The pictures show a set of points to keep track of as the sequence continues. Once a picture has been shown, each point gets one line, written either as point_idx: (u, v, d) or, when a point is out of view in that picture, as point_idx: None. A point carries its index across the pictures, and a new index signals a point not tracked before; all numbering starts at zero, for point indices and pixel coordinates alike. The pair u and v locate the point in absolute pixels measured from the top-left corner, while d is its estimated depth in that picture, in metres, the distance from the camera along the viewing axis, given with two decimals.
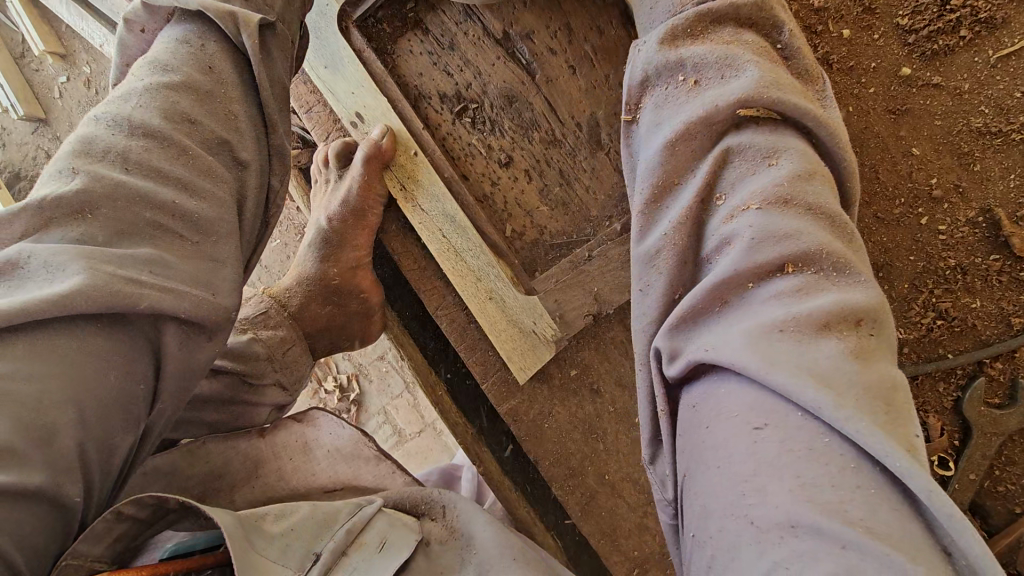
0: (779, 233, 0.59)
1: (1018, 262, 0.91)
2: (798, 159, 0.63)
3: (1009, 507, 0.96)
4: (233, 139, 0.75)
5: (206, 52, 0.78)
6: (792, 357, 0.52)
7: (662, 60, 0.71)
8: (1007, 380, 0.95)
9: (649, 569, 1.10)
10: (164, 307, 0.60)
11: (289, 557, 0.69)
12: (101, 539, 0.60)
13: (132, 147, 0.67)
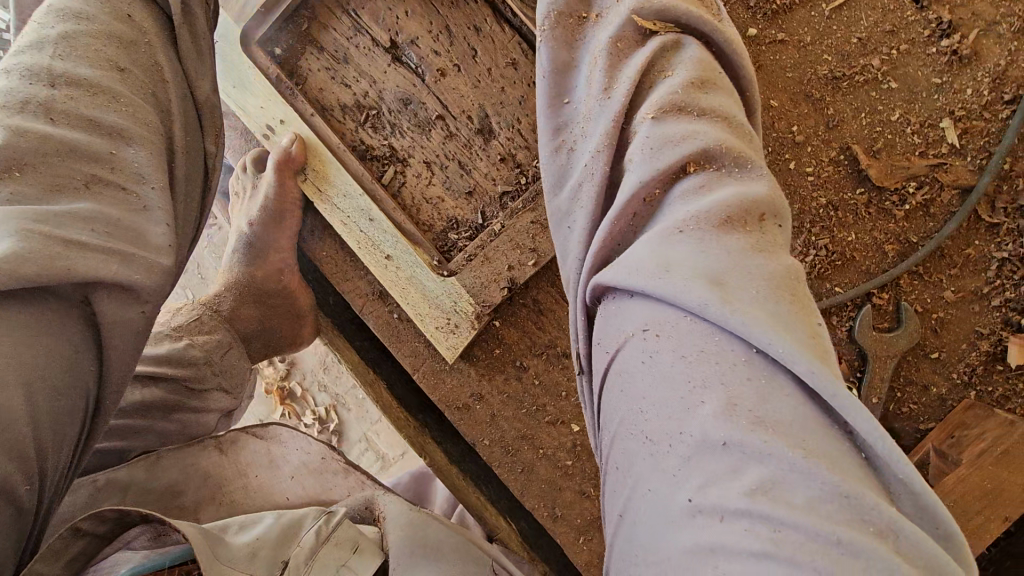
0: (679, 140, 0.65)
1: (883, 193, 0.98)
2: (691, 67, 0.71)
3: (916, 426, 1.00)
4: (160, 91, 0.79)
5: (122, 1, 0.80)
6: (683, 267, 0.56)
7: None
8: (893, 305, 0.99)
9: (594, 536, 1.12)
10: (104, 274, 0.62)
11: (254, 564, 0.74)
12: (59, 556, 0.66)
13: (57, 100, 0.69)
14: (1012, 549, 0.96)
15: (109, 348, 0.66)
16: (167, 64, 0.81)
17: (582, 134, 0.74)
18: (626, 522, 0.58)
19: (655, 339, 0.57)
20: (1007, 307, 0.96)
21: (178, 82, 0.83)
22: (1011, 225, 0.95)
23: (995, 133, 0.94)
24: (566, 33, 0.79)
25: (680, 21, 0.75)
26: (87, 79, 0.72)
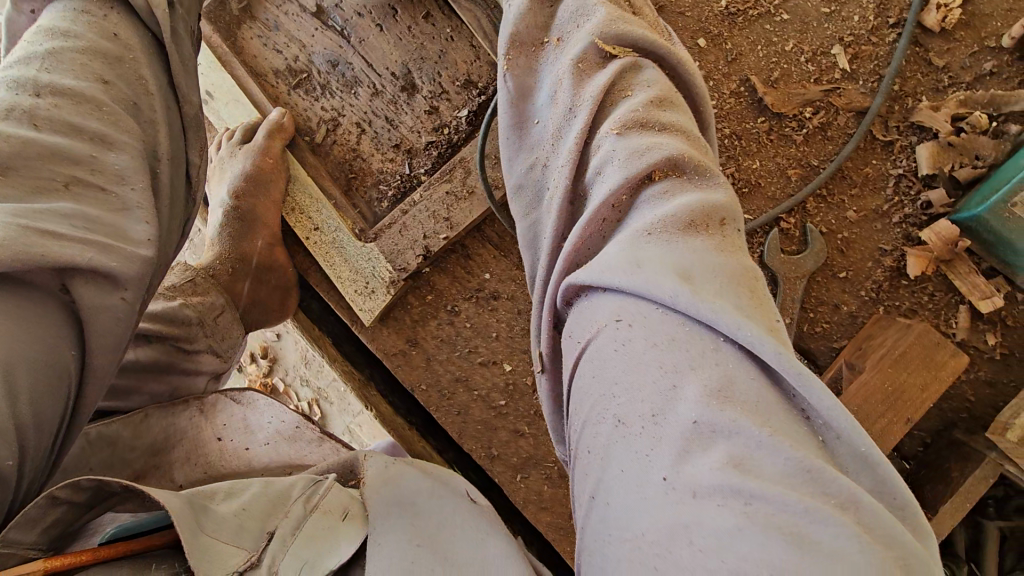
0: (643, 147, 0.66)
1: (783, 120, 1.02)
2: (652, 87, 0.73)
3: (829, 345, 1.03)
4: (144, 105, 0.69)
5: (105, 19, 0.71)
6: (652, 264, 0.57)
7: (527, 23, 0.82)
8: (800, 228, 1.03)
9: (531, 473, 1.15)
10: (95, 261, 0.54)
11: (242, 534, 0.60)
12: (35, 525, 0.53)
13: (39, 105, 0.60)
14: (926, 457, 1.00)
15: (96, 333, 0.56)
16: (151, 76, 0.72)
17: (552, 149, 0.76)
18: (586, 520, 0.54)
19: (625, 327, 0.56)
20: (907, 222, 1.00)
21: (164, 94, 0.73)
22: (905, 141, 0.99)
23: (883, 56, 0.99)
24: (527, 62, 0.82)
25: (638, 45, 0.76)
26: (76, 90, 0.63)
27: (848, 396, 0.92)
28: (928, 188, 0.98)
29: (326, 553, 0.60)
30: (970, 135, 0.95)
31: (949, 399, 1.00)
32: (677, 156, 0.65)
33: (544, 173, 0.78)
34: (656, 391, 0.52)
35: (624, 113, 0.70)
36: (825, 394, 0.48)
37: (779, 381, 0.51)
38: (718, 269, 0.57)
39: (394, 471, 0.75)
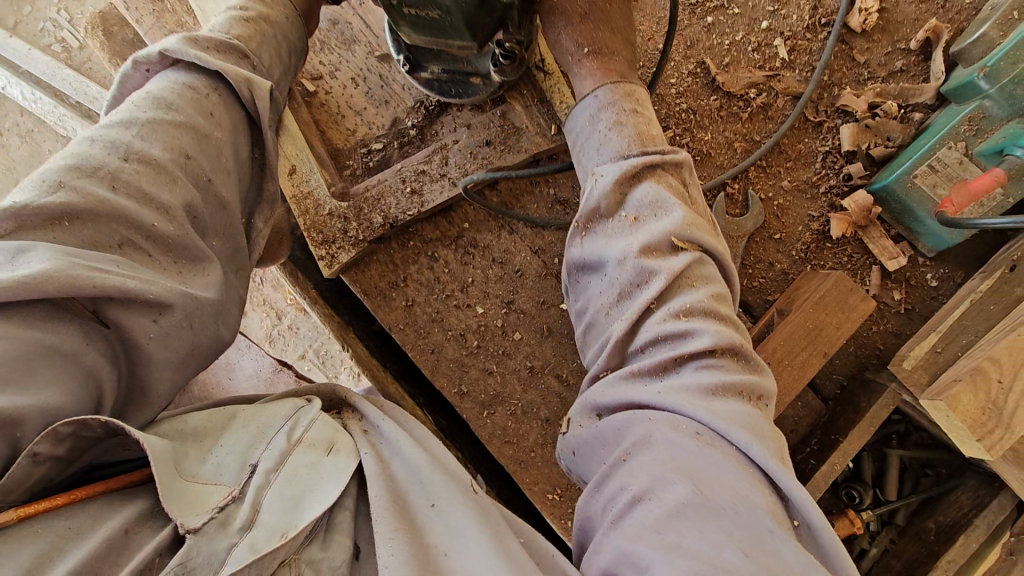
0: (710, 334, 0.70)
1: (732, 100, 1.18)
2: (712, 283, 0.77)
3: (764, 298, 1.18)
4: (217, 182, 0.74)
5: (207, 98, 0.77)
6: (727, 412, 0.64)
7: (608, 195, 0.81)
8: (742, 195, 1.18)
9: (497, 410, 1.24)
10: (135, 290, 0.59)
11: (221, 474, 0.65)
12: (14, 490, 0.55)
13: (124, 170, 0.64)
14: (842, 396, 1.15)
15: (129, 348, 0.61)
16: (234, 161, 0.78)
17: (612, 306, 0.78)
18: (616, 560, 0.58)
19: (698, 441, 0.62)
20: (832, 192, 1.16)
21: (239, 170, 0.79)
22: (832, 122, 1.16)
23: (816, 50, 1.16)
24: (596, 227, 0.83)
25: (703, 247, 0.78)
26: (156, 160, 0.67)
27: (776, 333, 1.06)
28: (849, 163, 1.16)
29: (311, 493, 0.65)
30: (883, 119, 1.13)
31: (861, 346, 1.17)
32: (732, 346, 0.71)
33: (600, 322, 0.80)
34: (726, 495, 0.58)
35: (689, 300, 0.74)
36: (845, 561, 0.58)
37: (806, 539, 0.60)
38: (767, 432, 0.66)
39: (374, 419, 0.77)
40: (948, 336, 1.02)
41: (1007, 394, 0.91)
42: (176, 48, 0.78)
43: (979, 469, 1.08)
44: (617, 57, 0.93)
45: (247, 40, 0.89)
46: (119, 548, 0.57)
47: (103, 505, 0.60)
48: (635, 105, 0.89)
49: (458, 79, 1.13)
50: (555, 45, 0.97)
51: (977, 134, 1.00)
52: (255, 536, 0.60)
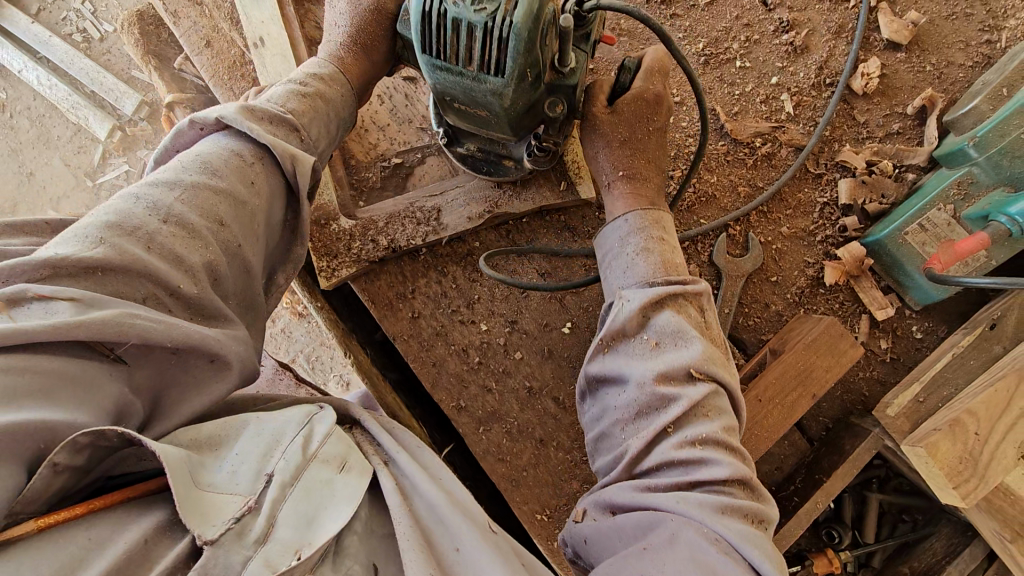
0: (721, 464, 0.74)
1: (738, 147, 1.24)
2: (723, 415, 0.81)
3: (758, 337, 1.23)
4: (247, 249, 0.75)
5: (251, 167, 0.80)
6: (738, 528, 0.68)
7: (632, 319, 0.86)
8: (743, 237, 1.24)
9: (493, 426, 1.26)
10: (154, 338, 0.59)
11: (235, 482, 0.62)
12: (39, 497, 0.52)
13: (160, 231, 0.66)
14: (826, 437, 1.20)
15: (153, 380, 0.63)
16: (264, 227, 0.80)
17: (628, 421, 0.81)
18: None
19: (716, 546, 0.65)
20: (827, 241, 1.22)
21: (267, 235, 0.81)
22: (830, 176, 1.23)
23: (820, 107, 1.23)
24: (618, 347, 0.88)
25: (718, 379, 0.83)
26: (192, 223, 0.69)
27: (769, 372, 1.11)
28: (845, 215, 1.22)
29: (326, 509, 0.63)
30: (878, 177, 1.20)
31: (848, 391, 1.21)
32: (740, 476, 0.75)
33: (613, 435, 0.83)
34: None
35: (703, 430, 0.77)
36: None
37: None
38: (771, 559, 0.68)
39: (392, 449, 0.73)
40: (930, 387, 1.07)
41: (982, 445, 0.97)
42: (231, 117, 0.82)
43: (954, 518, 1.12)
44: (648, 183, 1.04)
45: (300, 114, 0.93)
46: (139, 559, 0.54)
47: (121, 514, 0.57)
48: (661, 232, 0.98)
49: (492, 159, 1.20)
50: (593, 155, 1.07)
51: (966, 198, 1.08)
52: (269, 551, 0.57)
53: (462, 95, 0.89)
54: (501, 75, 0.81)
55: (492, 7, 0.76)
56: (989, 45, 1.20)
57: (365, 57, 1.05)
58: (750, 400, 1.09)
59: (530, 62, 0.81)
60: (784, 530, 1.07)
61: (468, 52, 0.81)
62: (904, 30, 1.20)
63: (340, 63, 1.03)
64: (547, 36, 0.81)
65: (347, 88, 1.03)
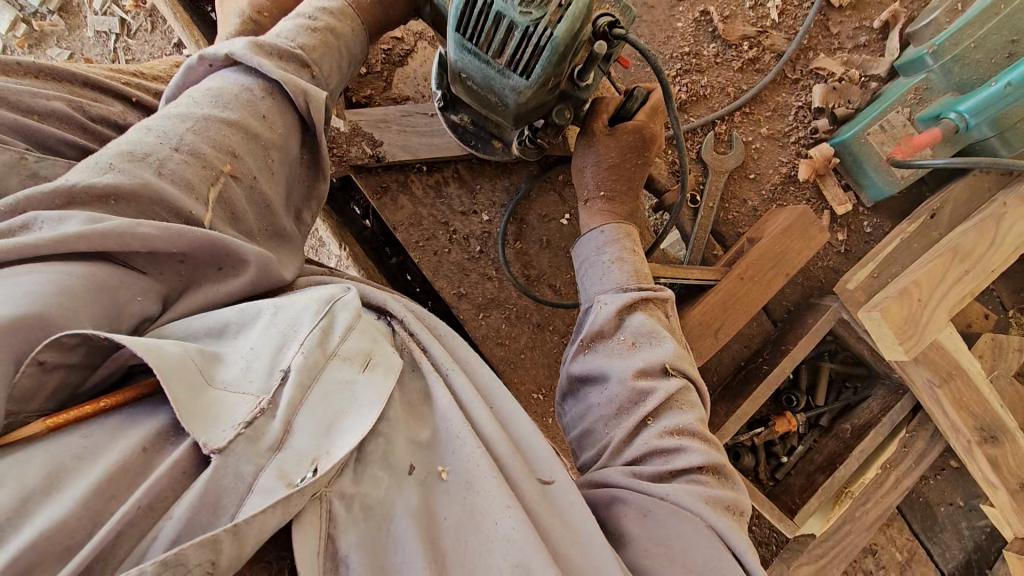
0: (701, 452, 0.78)
1: (727, 50, 1.33)
2: (694, 410, 0.86)
3: (736, 231, 1.36)
4: (263, 185, 0.74)
5: (261, 102, 0.76)
6: (712, 501, 0.72)
7: (610, 320, 0.92)
8: (728, 137, 1.34)
9: (492, 312, 1.33)
10: (159, 246, 0.59)
11: (250, 378, 0.57)
12: (33, 397, 0.50)
13: (172, 159, 0.65)
14: (787, 319, 1.37)
15: (175, 286, 0.64)
16: (281, 164, 0.78)
17: (611, 417, 0.85)
18: None
19: (696, 527, 0.68)
20: (799, 143, 1.35)
21: (285, 170, 0.79)
22: (805, 82, 1.34)
23: (800, 16, 1.33)
24: (595, 349, 0.92)
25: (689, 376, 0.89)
26: (202, 151, 0.67)
27: (751, 253, 1.22)
28: (817, 118, 1.34)
29: (346, 415, 0.59)
30: (846, 84, 1.32)
31: (807, 278, 1.38)
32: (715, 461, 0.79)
33: (598, 431, 0.86)
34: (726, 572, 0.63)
35: (679, 422, 0.82)
36: None
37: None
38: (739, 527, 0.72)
39: (446, 365, 0.70)
40: (883, 265, 1.23)
41: (922, 308, 1.15)
42: (242, 53, 0.77)
43: (886, 381, 1.31)
44: (624, 203, 1.11)
45: (310, 51, 0.87)
46: (140, 469, 0.50)
47: (120, 421, 0.54)
48: (632, 243, 1.05)
49: (482, 135, 1.13)
50: (580, 170, 1.12)
51: (920, 102, 1.22)
52: (284, 459, 0.53)
53: (478, 79, 0.90)
54: (526, 77, 0.83)
55: (538, 13, 0.77)
56: None
57: (381, 8, 1.01)
58: (733, 278, 1.21)
59: (556, 72, 0.83)
60: (757, 390, 1.21)
61: (501, 47, 0.83)
62: None
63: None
64: (578, 51, 0.84)
65: (357, 24, 0.98)
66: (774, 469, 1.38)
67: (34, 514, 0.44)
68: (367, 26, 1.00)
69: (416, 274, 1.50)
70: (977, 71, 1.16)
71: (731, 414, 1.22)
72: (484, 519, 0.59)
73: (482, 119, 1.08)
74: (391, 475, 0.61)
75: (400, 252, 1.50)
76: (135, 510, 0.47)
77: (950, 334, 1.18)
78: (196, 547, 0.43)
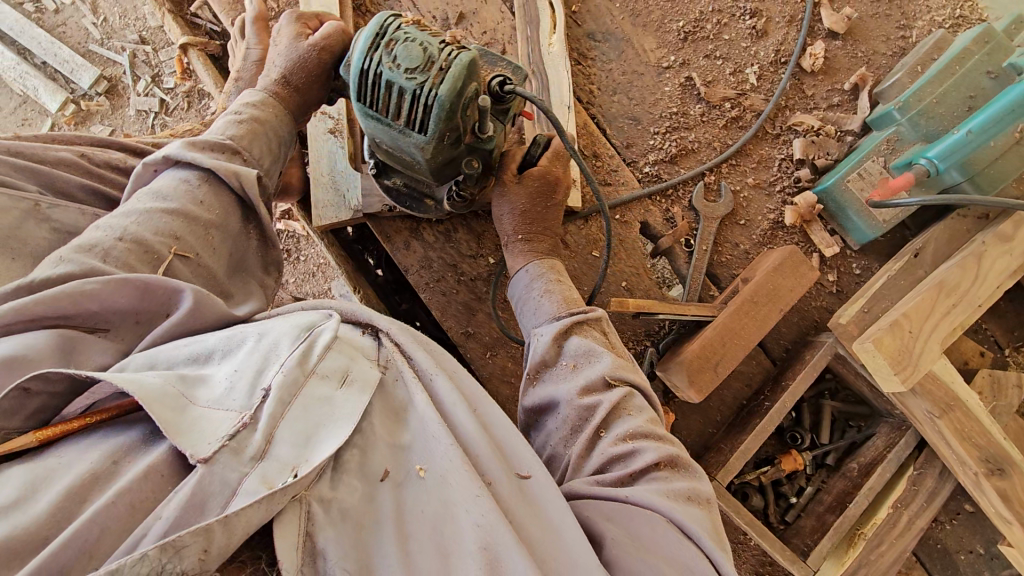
0: (659, 451, 0.82)
1: (712, 109, 1.46)
2: (646, 412, 0.90)
3: (730, 272, 1.43)
4: (204, 260, 0.88)
5: (197, 188, 0.91)
6: (673, 498, 0.76)
7: (549, 346, 0.98)
8: (716, 186, 1.44)
9: (498, 351, 1.38)
10: (103, 299, 0.71)
11: (231, 399, 0.62)
12: (16, 413, 0.61)
13: (116, 247, 0.78)
14: (786, 358, 1.40)
15: (134, 343, 0.74)
16: (220, 239, 0.91)
17: (567, 437, 0.89)
18: None
19: (658, 526, 0.71)
20: (785, 192, 1.44)
21: (228, 242, 0.93)
22: (785, 137, 1.46)
23: (777, 81, 1.47)
24: (542, 376, 0.97)
25: (634, 381, 0.94)
26: (145, 239, 0.81)
27: (743, 291, 1.28)
28: (798, 169, 1.45)
29: (324, 427, 0.63)
30: (824, 138, 1.44)
31: (803, 318, 1.42)
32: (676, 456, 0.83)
33: (559, 454, 0.89)
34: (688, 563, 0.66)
35: (632, 426, 0.86)
36: None
37: None
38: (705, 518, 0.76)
39: (431, 371, 0.73)
40: (872, 301, 1.27)
41: (914, 339, 1.19)
42: (177, 153, 0.93)
43: (889, 419, 1.32)
44: (545, 242, 1.19)
45: (241, 138, 1.02)
46: (106, 477, 0.57)
47: (96, 437, 0.62)
48: (558, 275, 1.14)
49: (415, 196, 1.24)
50: (499, 216, 1.20)
51: (893, 152, 1.32)
52: (267, 467, 0.57)
53: (388, 142, 1.01)
54: (423, 133, 0.94)
55: (422, 77, 0.90)
56: (904, 38, 1.46)
57: (300, 94, 1.15)
58: (728, 314, 1.26)
59: (451, 128, 0.93)
60: (759, 428, 1.23)
61: (397, 109, 0.94)
62: (842, 22, 1.45)
63: (273, 91, 1.13)
64: (469, 109, 0.94)
65: (283, 111, 1.12)
66: (784, 511, 1.37)
67: (14, 516, 0.52)
68: (292, 110, 1.15)
69: (425, 319, 1.56)
70: (945, 122, 1.27)
71: (734, 451, 1.24)
72: (459, 513, 0.62)
73: (412, 181, 1.20)
74: (366, 483, 0.64)
75: (408, 299, 1.57)
76: (111, 504, 0.53)
77: (945, 366, 1.21)
78: (192, 534, 0.49)
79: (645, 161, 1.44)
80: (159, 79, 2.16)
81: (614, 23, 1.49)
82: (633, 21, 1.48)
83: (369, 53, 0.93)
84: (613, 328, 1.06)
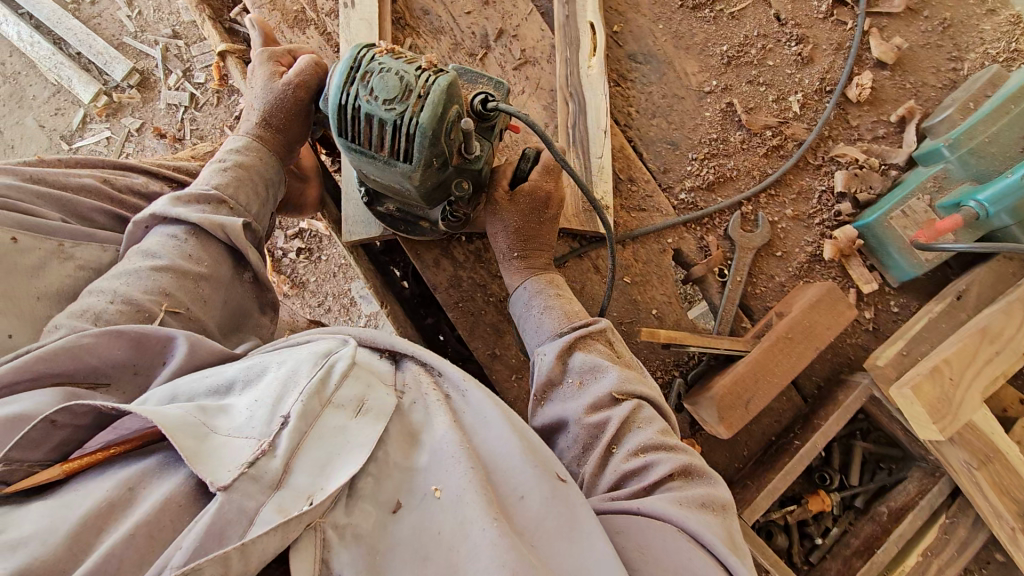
0: (674, 463, 0.81)
1: (753, 137, 1.43)
2: (659, 425, 0.89)
3: (764, 305, 1.40)
4: (198, 313, 0.93)
5: (186, 243, 0.95)
6: (685, 507, 0.75)
7: (552, 364, 0.97)
8: (754, 216, 1.41)
9: (524, 374, 1.36)
10: (98, 351, 0.74)
11: (252, 425, 0.61)
12: (40, 445, 0.61)
13: (107, 310, 0.83)
14: (817, 394, 1.38)
15: (134, 394, 0.77)
16: (212, 291, 0.96)
17: (579, 456, 0.87)
18: None
19: (670, 534, 0.70)
20: (824, 224, 1.41)
21: (221, 292, 0.98)
22: (827, 168, 1.42)
23: (821, 110, 1.44)
24: (548, 395, 0.96)
25: (642, 393, 0.92)
26: (135, 299, 0.85)
27: (779, 325, 1.26)
28: (840, 202, 1.41)
29: (340, 456, 0.63)
30: (868, 171, 1.40)
31: (836, 355, 1.39)
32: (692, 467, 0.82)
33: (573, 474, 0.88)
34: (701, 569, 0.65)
35: (644, 441, 0.85)
36: None
37: None
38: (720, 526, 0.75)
39: (464, 382, 0.76)
40: (911, 344, 1.25)
41: (955, 387, 1.15)
42: (163, 209, 0.97)
43: (922, 464, 1.29)
44: (540, 258, 1.19)
45: (227, 187, 1.05)
46: (123, 506, 0.57)
47: (117, 467, 0.62)
48: (557, 289, 1.13)
49: (410, 219, 1.26)
50: (495, 235, 1.20)
51: (940, 189, 1.28)
52: (283, 495, 0.57)
53: (376, 173, 1.01)
54: (410, 162, 0.93)
55: (401, 108, 0.89)
56: (956, 71, 1.42)
57: (285, 131, 1.16)
58: (763, 348, 1.24)
59: (436, 153, 0.93)
60: (788, 468, 1.21)
61: (379, 141, 0.94)
62: (891, 52, 1.42)
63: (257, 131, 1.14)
64: (452, 131, 0.93)
65: (267, 151, 1.14)
66: (808, 551, 1.34)
67: (31, 545, 0.52)
68: (278, 149, 1.16)
69: (449, 335, 1.55)
70: (996, 161, 1.24)
71: (760, 490, 1.22)
72: (477, 528, 0.60)
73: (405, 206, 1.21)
74: (380, 509, 0.63)
75: (434, 314, 1.56)
76: (127, 539, 0.54)
77: (986, 415, 1.18)
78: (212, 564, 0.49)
79: (682, 187, 1.42)
80: (191, 74, 2.18)
81: (656, 45, 1.47)
82: (677, 44, 1.46)
83: (345, 87, 0.93)
84: (619, 338, 1.04)
